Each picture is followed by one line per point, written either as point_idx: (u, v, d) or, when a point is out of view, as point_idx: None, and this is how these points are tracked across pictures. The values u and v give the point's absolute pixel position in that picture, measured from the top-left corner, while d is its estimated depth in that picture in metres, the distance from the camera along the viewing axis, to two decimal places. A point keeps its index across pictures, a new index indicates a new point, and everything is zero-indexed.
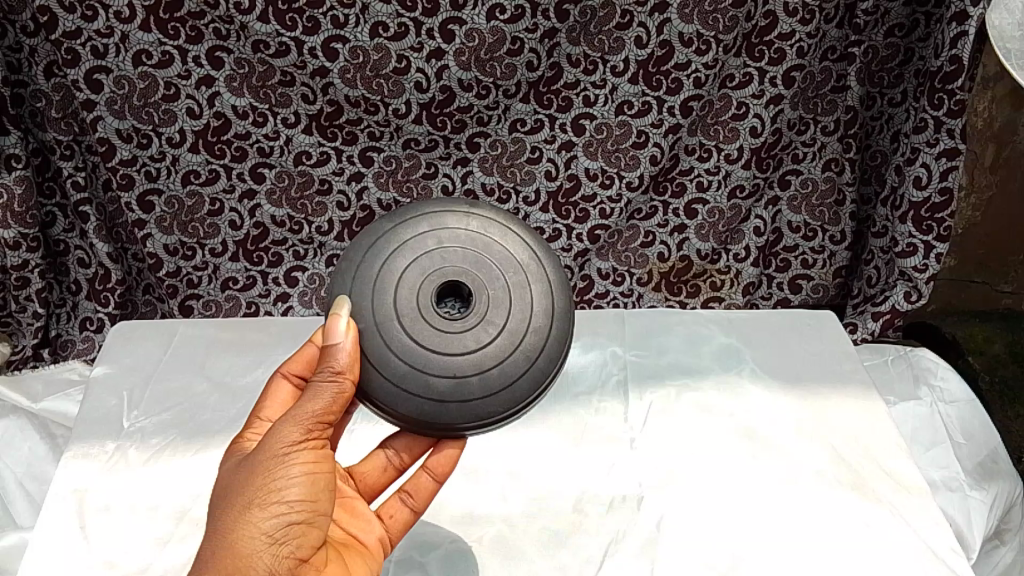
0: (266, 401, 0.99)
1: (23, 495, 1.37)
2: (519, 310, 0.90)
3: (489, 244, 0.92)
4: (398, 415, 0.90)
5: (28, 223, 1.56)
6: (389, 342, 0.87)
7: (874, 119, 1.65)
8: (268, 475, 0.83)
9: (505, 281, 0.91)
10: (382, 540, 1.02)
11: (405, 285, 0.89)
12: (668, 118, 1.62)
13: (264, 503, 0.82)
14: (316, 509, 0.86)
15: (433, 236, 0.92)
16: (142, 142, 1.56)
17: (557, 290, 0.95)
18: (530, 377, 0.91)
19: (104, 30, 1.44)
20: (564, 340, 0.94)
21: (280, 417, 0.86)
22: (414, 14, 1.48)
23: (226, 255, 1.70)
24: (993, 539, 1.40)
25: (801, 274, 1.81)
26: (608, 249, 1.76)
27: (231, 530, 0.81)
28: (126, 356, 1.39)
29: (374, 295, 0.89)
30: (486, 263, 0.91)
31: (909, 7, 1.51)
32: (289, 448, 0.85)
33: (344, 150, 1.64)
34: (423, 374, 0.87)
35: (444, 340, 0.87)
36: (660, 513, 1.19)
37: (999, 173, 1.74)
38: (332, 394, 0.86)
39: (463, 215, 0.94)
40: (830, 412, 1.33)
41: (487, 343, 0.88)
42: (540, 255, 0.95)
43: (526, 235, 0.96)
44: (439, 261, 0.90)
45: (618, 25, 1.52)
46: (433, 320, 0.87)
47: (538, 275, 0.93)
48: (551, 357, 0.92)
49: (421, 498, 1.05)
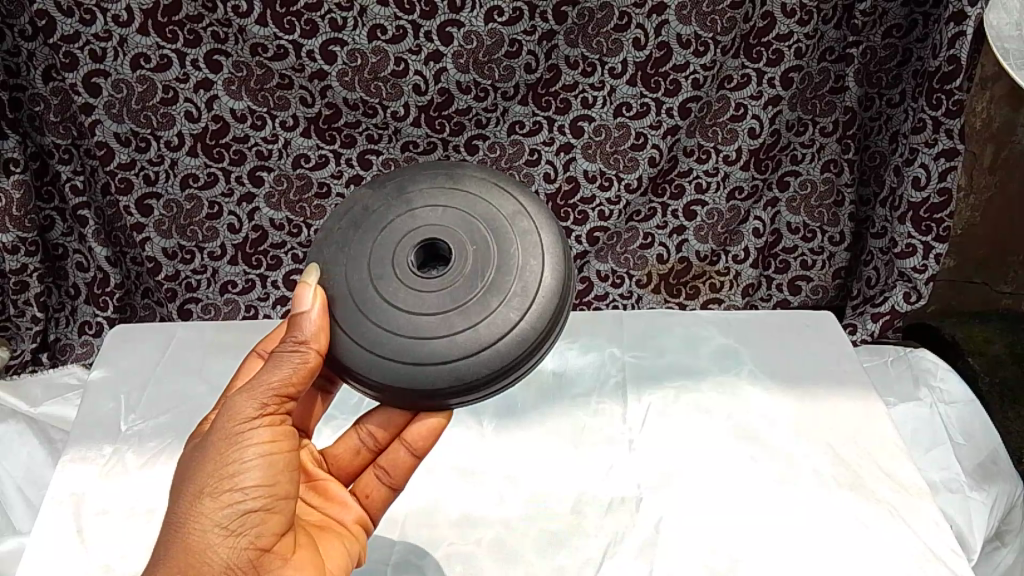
0: (240, 377, 1.00)
1: (23, 500, 1.37)
2: (504, 266, 0.89)
3: (471, 201, 0.92)
4: (373, 383, 0.88)
5: (27, 227, 1.56)
6: (362, 305, 0.88)
7: (873, 120, 1.65)
8: (223, 459, 0.83)
9: (487, 237, 0.90)
10: (362, 519, 1.02)
11: (380, 246, 0.90)
12: (667, 119, 1.62)
13: (217, 491, 0.82)
14: (278, 495, 0.85)
15: (412, 198, 0.93)
16: (141, 145, 1.56)
17: (549, 248, 0.92)
18: (519, 337, 0.87)
19: (102, 34, 1.44)
20: (559, 299, 0.90)
21: (235, 393, 0.85)
22: (412, 16, 1.47)
23: (225, 258, 1.70)
24: (995, 540, 1.40)
25: (800, 275, 1.81)
26: (607, 250, 1.77)
27: (184, 522, 0.81)
28: (124, 359, 1.40)
29: (347, 262, 0.90)
30: (467, 222, 0.91)
31: (908, 7, 1.51)
32: (246, 428, 0.84)
33: (343, 153, 1.64)
34: (398, 338, 0.87)
35: (421, 301, 0.87)
36: (659, 514, 1.19)
37: (998, 174, 1.73)
38: (293, 365, 0.85)
39: (445, 176, 0.95)
40: (829, 409, 1.32)
41: (467, 301, 0.87)
42: (530, 210, 0.93)
43: (515, 192, 0.95)
44: (418, 222, 0.91)
45: (617, 27, 1.52)
46: (408, 280, 0.88)
47: (525, 229, 0.92)
48: (544, 317, 0.89)
49: (397, 474, 1.02)
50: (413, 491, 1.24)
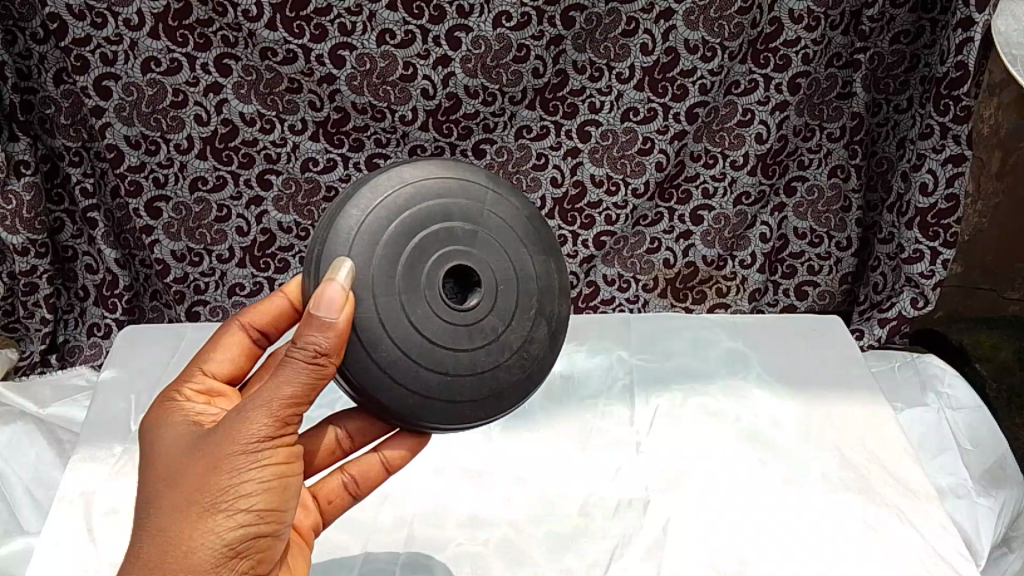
0: (217, 355, 0.94)
1: (30, 500, 1.36)
2: (524, 310, 0.88)
3: (504, 229, 0.89)
4: (374, 401, 0.84)
5: (37, 228, 1.58)
6: (386, 321, 0.82)
7: (880, 125, 1.66)
8: (236, 478, 0.77)
9: (516, 275, 0.88)
10: (317, 523, 1.00)
11: (412, 257, 0.84)
12: (673, 124, 1.62)
13: (228, 511, 0.78)
14: (284, 512, 0.83)
15: (450, 207, 0.87)
16: (150, 148, 1.57)
17: (560, 293, 0.93)
18: (518, 386, 0.89)
19: (114, 37, 1.45)
20: (555, 350, 0.92)
21: (249, 403, 0.77)
22: (421, 21, 1.49)
23: (233, 261, 1.71)
24: (1002, 547, 1.40)
25: (808, 281, 1.81)
26: (614, 255, 1.77)
27: (188, 540, 0.76)
28: (135, 359, 1.42)
29: (377, 266, 0.83)
30: (499, 253, 0.87)
31: (915, 13, 1.52)
32: (263, 446, 0.78)
33: (351, 157, 1.64)
34: (413, 365, 0.83)
35: (447, 333, 0.84)
36: (668, 515, 1.19)
37: (1006, 179, 1.74)
38: (313, 378, 0.78)
39: (482, 188, 0.90)
40: (838, 418, 1.32)
41: (484, 343, 0.85)
42: (551, 251, 0.93)
43: (540, 228, 0.93)
44: (453, 240, 0.85)
45: (624, 32, 1.53)
46: (437, 306, 0.83)
47: (546, 272, 0.91)
48: (545, 365, 0.91)
49: (365, 485, 1.02)
50: (418, 493, 1.23)
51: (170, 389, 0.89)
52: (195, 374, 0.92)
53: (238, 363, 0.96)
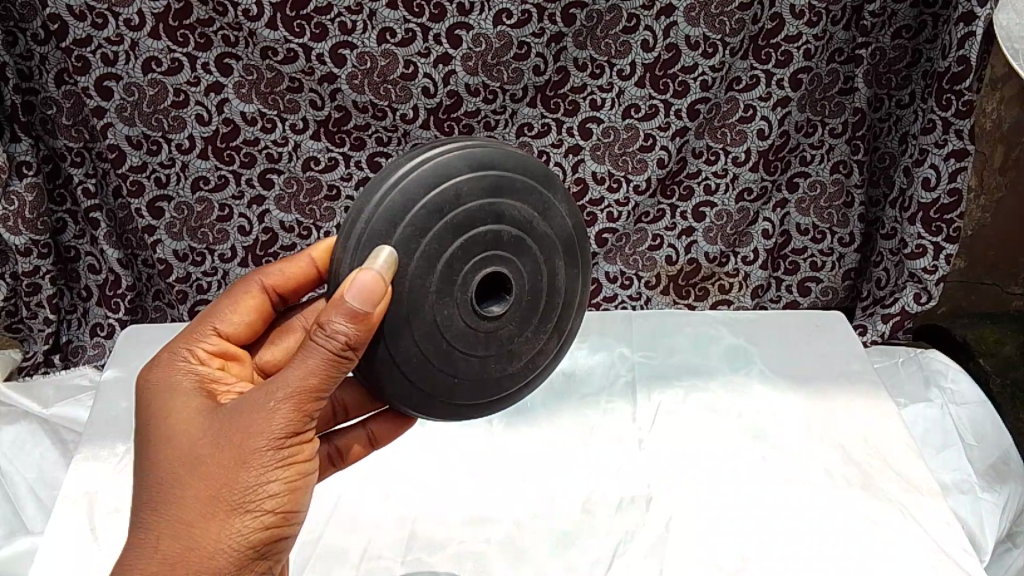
0: (232, 314, 0.94)
1: (34, 500, 1.36)
2: (543, 324, 0.89)
3: (547, 241, 0.87)
4: (379, 393, 0.85)
5: (39, 229, 1.58)
6: (412, 317, 0.81)
7: (882, 120, 1.65)
8: (260, 475, 0.76)
9: (544, 288, 0.88)
10: None
11: (454, 256, 0.81)
12: (675, 121, 1.62)
13: (252, 509, 0.77)
14: (302, 508, 0.82)
15: (505, 210, 0.84)
16: (152, 149, 1.57)
17: (577, 306, 0.94)
18: (515, 390, 0.92)
19: (114, 38, 1.45)
20: (557, 360, 0.95)
21: (274, 397, 0.75)
22: (421, 20, 1.48)
23: (236, 261, 1.71)
24: (1006, 541, 1.40)
25: (810, 277, 1.81)
26: (616, 252, 1.77)
27: (213, 537, 0.75)
28: (137, 358, 1.42)
29: (420, 260, 0.80)
30: (535, 267, 0.87)
31: (916, 8, 1.51)
32: (288, 442, 0.76)
33: (352, 155, 1.64)
34: (427, 363, 0.83)
35: (466, 338, 0.84)
36: (669, 514, 1.19)
37: (1009, 174, 1.73)
38: (338, 371, 0.76)
39: (539, 191, 0.87)
40: (840, 413, 1.32)
41: (496, 351, 0.87)
42: (583, 264, 0.93)
43: (580, 240, 0.92)
44: (498, 247, 0.83)
45: (624, 29, 1.52)
46: (463, 310, 0.83)
47: (573, 289, 0.92)
48: (543, 373, 0.94)
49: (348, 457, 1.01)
50: (421, 492, 1.23)
51: (183, 350, 0.88)
52: (209, 334, 0.91)
53: (252, 325, 0.96)
